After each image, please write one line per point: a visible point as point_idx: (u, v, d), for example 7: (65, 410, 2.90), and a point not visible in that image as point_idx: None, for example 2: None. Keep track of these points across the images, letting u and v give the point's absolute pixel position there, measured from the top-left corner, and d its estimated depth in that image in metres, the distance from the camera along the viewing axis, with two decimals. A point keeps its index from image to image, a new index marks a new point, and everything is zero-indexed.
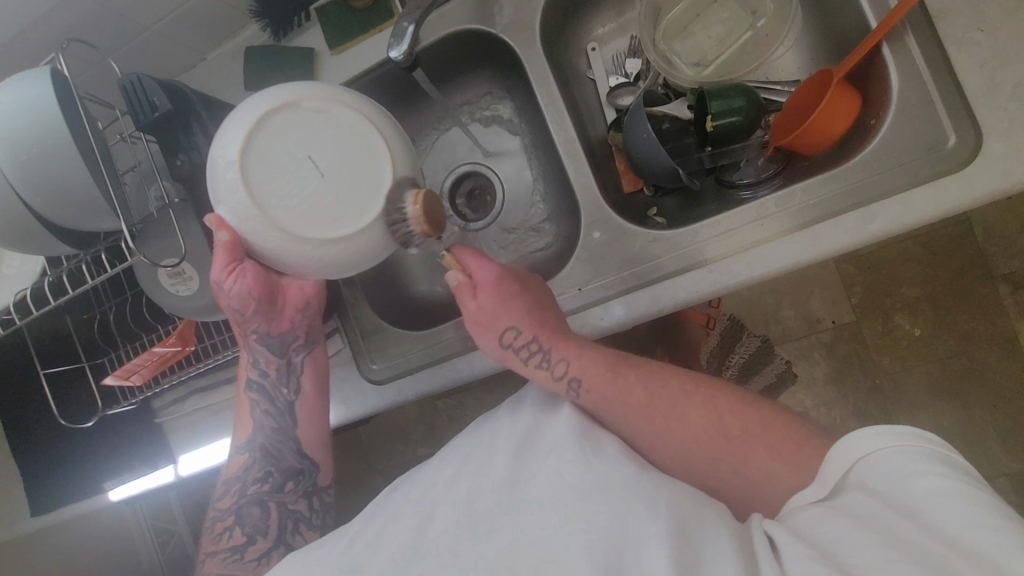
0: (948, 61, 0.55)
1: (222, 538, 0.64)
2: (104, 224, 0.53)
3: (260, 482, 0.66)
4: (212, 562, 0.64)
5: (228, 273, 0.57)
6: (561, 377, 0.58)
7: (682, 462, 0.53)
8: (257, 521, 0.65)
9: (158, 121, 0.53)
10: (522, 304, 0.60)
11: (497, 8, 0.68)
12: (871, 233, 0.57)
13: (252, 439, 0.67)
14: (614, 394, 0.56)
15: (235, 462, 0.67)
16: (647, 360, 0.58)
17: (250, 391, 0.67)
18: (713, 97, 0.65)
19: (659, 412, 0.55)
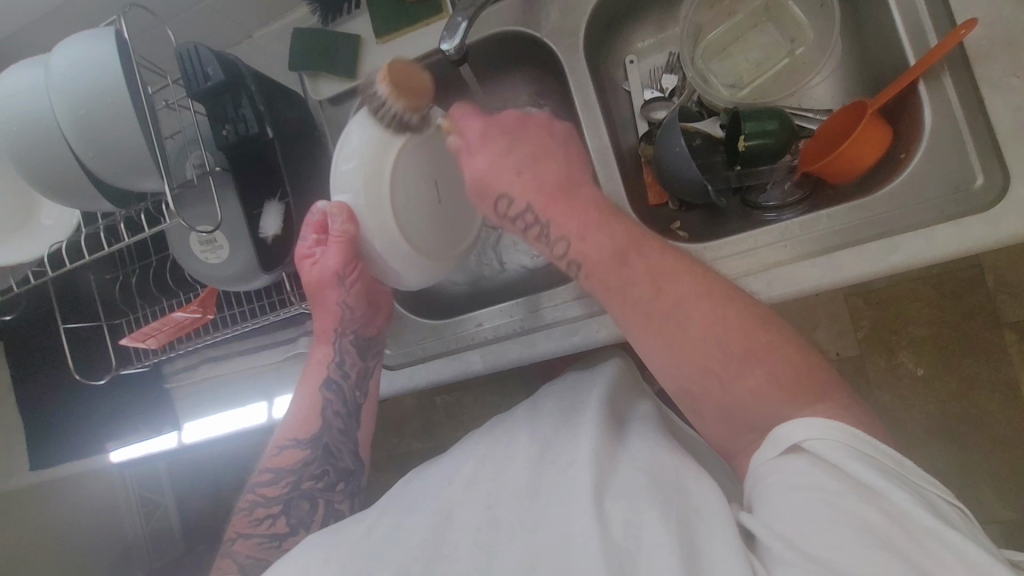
0: (983, 103, 0.56)
1: (262, 524, 0.65)
2: (147, 184, 0.54)
3: (315, 478, 0.67)
4: (244, 543, 0.64)
5: (344, 267, 0.63)
6: (562, 256, 0.55)
7: (672, 364, 0.50)
8: (303, 514, 0.66)
9: (210, 89, 0.55)
10: (520, 152, 0.56)
11: (543, 13, 0.70)
12: (893, 262, 0.58)
13: (315, 436, 0.67)
14: (619, 284, 0.51)
15: (293, 453, 0.67)
16: (661, 246, 0.52)
17: (327, 390, 0.68)
18: (747, 118, 0.66)
19: (663, 316, 0.49)
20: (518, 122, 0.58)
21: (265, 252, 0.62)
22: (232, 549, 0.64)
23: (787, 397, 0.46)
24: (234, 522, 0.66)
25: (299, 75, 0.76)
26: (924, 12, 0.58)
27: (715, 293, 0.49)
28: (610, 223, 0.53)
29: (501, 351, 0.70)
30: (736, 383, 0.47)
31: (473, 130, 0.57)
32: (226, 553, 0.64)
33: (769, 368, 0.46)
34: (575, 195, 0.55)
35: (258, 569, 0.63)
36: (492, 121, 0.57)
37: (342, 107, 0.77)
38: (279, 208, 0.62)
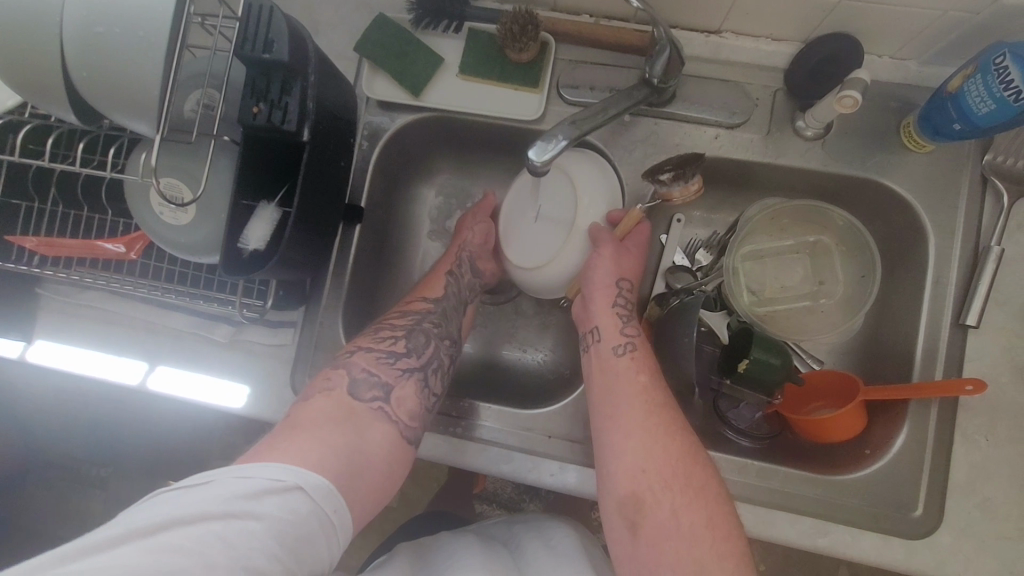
0: (951, 446, 0.60)
1: (384, 342, 0.63)
2: (137, 126, 0.44)
3: (434, 322, 0.67)
4: (365, 356, 0.61)
5: (480, 214, 0.74)
6: (626, 335, 0.62)
7: (633, 472, 0.55)
8: (419, 343, 0.64)
9: (263, 62, 0.46)
10: (627, 279, 0.63)
11: (629, 145, 0.67)
12: (817, 544, 0.60)
13: (439, 299, 0.69)
14: (632, 393, 0.58)
15: (420, 306, 0.68)
16: (683, 427, 0.57)
17: (447, 275, 0.71)
18: (758, 344, 0.65)
19: (655, 433, 0.56)
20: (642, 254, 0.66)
21: (234, 263, 0.51)
22: (348, 360, 0.60)
23: (714, 558, 0.51)
24: (351, 342, 0.63)
25: (360, 57, 0.68)
26: (943, 342, 0.61)
27: (683, 434, 0.56)
28: (654, 376, 0.60)
29: (431, 442, 0.66)
30: (674, 515, 0.53)
31: (635, 243, 0.66)
32: (341, 364, 0.60)
33: (707, 509, 0.53)
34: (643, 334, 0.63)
35: (369, 384, 0.59)
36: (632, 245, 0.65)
37: (390, 115, 0.69)
38: (274, 216, 0.52)
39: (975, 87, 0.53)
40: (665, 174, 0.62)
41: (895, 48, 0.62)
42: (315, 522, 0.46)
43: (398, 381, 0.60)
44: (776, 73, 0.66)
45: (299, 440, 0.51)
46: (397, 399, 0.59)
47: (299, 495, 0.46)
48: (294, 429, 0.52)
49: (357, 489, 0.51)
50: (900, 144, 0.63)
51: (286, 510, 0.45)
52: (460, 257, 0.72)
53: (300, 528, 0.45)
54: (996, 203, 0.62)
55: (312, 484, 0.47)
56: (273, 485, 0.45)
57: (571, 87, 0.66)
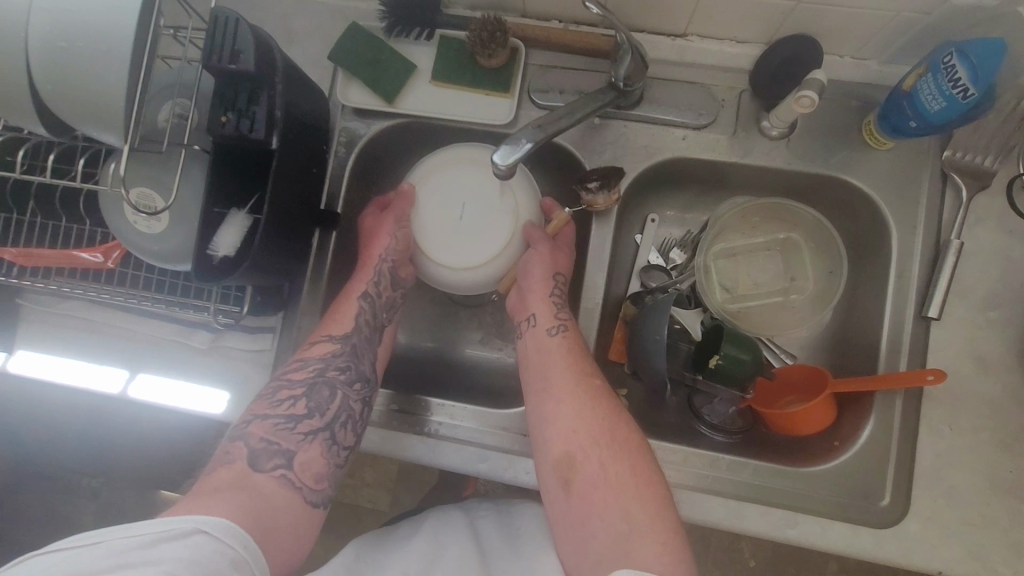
0: (916, 436, 0.61)
1: (282, 405, 0.60)
2: (105, 138, 0.45)
3: (338, 370, 0.64)
4: (261, 424, 0.58)
5: (393, 221, 0.67)
6: (559, 317, 0.65)
7: (564, 435, 0.58)
8: (322, 399, 0.62)
9: (230, 73, 0.47)
10: (561, 267, 0.66)
11: (599, 147, 0.68)
12: (788, 535, 0.61)
13: (348, 334, 0.66)
14: (562, 366, 0.62)
15: (324, 348, 0.65)
16: (607, 395, 0.61)
17: (360, 301, 0.67)
18: (727, 339, 0.67)
19: (584, 399, 0.60)
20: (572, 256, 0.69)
21: (204, 270, 0.51)
22: (245, 431, 0.58)
23: (640, 505, 0.53)
24: (250, 406, 0.61)
25: (334, 65, 0.69)
26: (907, 334, 0.63)
27: (609, 400, 0.60)
28: (583, 352, 0.63)
29: (407, 443, 0.66)
30: (602, 468, 0.56)
31: (566, 241, 0.69)
32: (236, 436, 0.57)
33: (632, 462, 0.56)
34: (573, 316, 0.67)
35: (269, 454, 0.57)
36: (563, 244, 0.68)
37: (364, 121, 0.70)
38: (243, 224, 0.52)
39: (927, 86, 0.54)
40: (591, 180, 0.65)
41: (855, 49, 0.64)
42: (227, 559, 0.45)
43: (301, 445, 0.59)
44: (742, 74, 0.67)
45: (200, 502, 0.49)
46: (302, 464, 0.58)
47: (201, 538, 0.45)
48: (197, 496, 0.51)
49: (273, 546, 0.51)
50: (862, 143, 0.65)
51: (190, 551, 0.43)
52: (379, 271, 0.68)
53: (211, 564, 0.43)
54: (955, 198, 0.63)
55: (210, 524, 0.46)
56: (169, 532, 0.44)
57: (541, 92, 0.67)
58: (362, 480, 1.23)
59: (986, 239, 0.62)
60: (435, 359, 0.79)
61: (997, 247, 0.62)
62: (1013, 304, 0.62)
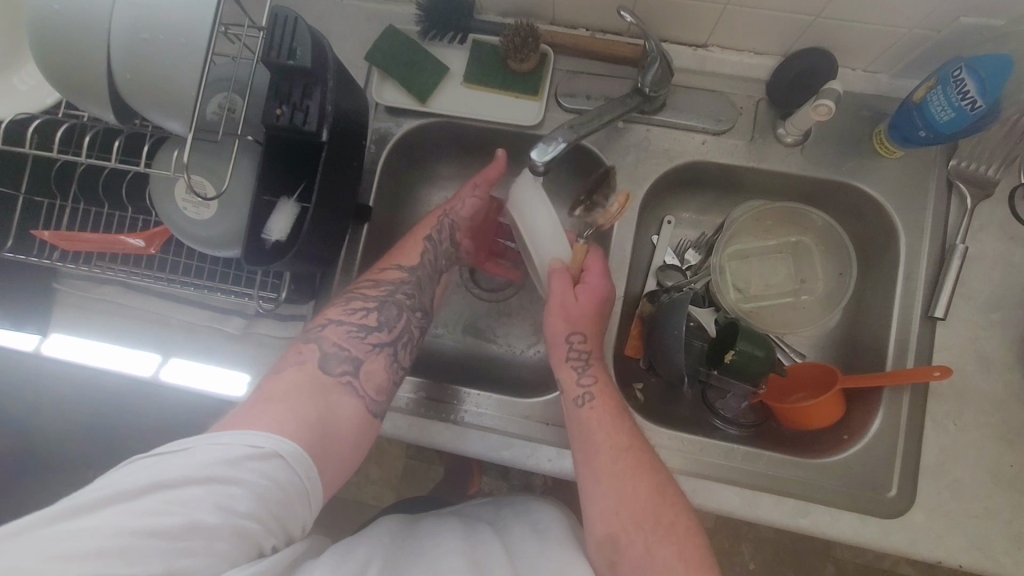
0: (922, 430, 0.64)
1: (356, 315, 0.63)
2: (171, 124, 0.47)
3: (407, 294, 0.67)
4: (335, 329, 0.61)
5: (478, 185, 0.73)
6: (583, 385, 0.64)
7: (606, 515, 0.57)
8: (391, 316, 0.65)
9: (288, 68, 0.50)
10: (582, 326, 0.65)
11: (622, 150, 0.72)
12: (799, 523, 0.64)
13: (415, 267, 0.69)
14: (593, 441, 0.60)
15: (393, 275, 0.68)
16: (645, 464, 0.59)
17: (426, 242, 0.71)
18: (744, 337, 0.69)
19: (620, 476, 0.58)
20: (599, 293, 0.65)
21: (256, 252, 0.55)
22: (319, 333, 0.61)
23: None
24: (323, 312, 0.64)
25: (370, 65, 0.72)
26: (913, 333, 0.66)
27: (650, 473, 0.58)
28: (616, 419, 0.62)
29: (432, 430, 0.69)
30: (648, 552, 0.55)
31: (588, 287, 0.65)
32: (311, 336, 0.60)
33: (677, 544, 0.55)
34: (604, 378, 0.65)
35: (338, 359, 0.59)
36: (585, 291, 0.65)
37: (397, 120, 0.74)
38: (294, 210, 0.56)
39: (937, 97, 0.58)
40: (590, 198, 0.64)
41: (867, 62, 0.67)
42: (295, 489, 0.49)
43: (368, 355, 0.61)
44: (759, 84, 0.71)
45: (274, 407, 0.52)
46: (366, 372, 0.60)
47: (278, 463, 0.48)
48: (267, 398, 0.53)
49: (329, 459, 0.53)
50: (873, 151, 0.68)
51: (267, 475, 0.47)
52: (443, 222, 0.73)
53: (280, 494, 0.47)
54: (961, 205, 0.67)
55: (289, 451, 0.49)
56: (254, 451, 0.47)
57: (568, 96, 0.71)
58: (370, 475, 1.25)
59: (990, 244, 0.66)
60: (455, 351, 0.81)
61: (999, 252, 0.66)
62: (1014, 306, 0.65)
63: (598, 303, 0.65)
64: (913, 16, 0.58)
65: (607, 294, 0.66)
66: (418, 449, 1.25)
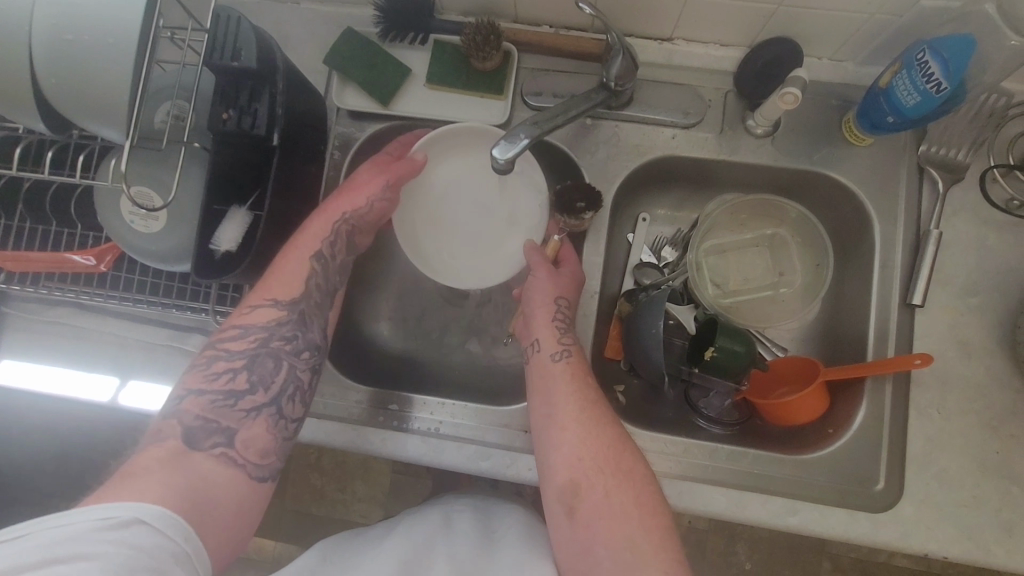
0: (907, 421, 0.63)
1: (219, 380, 0.57)
2: (107, 133, 0.45)
3: (285, 339, 0.60)
4: (197, 399, 0.55)
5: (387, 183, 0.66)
6: (561, 345, 0.64)
7: (567, 461, 0.57)
8: (266, 371, 0.59)
9: (232, 70, 0.48)
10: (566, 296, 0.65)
11: (591, 147, 0.70)
12: (789, 523, 0.62)
13: (295, 299, 0.61)
14: (560, 391, 0.61)
15: (267, 314, 0.60)
16: (608, 421, 0.59)
17: (313, 262, 0.63)
18: (723, 332, 0.67)
19: (586, 428, 0.59)
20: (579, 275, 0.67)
21: (207, 264, 0.52)
22: (179, 407, 0.55)
23: (646, 546, 0.53)
24: (182, 382, 0.57)
25: (328, 69, 0.70)
26: (893, 322, 0.65)
27: (609, 423, 0.59)
28: (581, 378, 0.62)
29: (406, 442, 0.66)
30: (606, 497, 0.55)
31: (569, 266, 0.67)
32: (170, 414, 0.54)
33: (636, 489, 0.56)
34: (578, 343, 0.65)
35: (206, 432, 0.54)
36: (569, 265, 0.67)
37: (359, 125, 0.72)
38: (246, 219, 0.53)
39: (902, 82, 0.57)
40: (580, 202, 0.65)
41: (833, 50, 0.67)
42: (167, 554, 0.45)
43: (242, 422, 0.56)
44: (726, 76, 0.70)
45: (126, 486, 0.48)
46: (243, 442, 0.56)
47: (143, 530, 0.45)
48: (123, 479, 0.49)
49: (211, 523, 0.50)
50: (843, 140, 0.68)
51: (126, 545, 0.43)
52: (342, 226, 0.65)
53: (149, 559, 0.44)
54: (933, 190, 0.66)
55: (153, 515, 0.46)
56: (107, 522, 0.43)
57: (534, 94, 0.69)
58: (354, 492, 1.21)
59: (963, 229, 0.65)
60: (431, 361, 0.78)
61: (974, 237, 0.65)
62: (992, 290, 0.64)
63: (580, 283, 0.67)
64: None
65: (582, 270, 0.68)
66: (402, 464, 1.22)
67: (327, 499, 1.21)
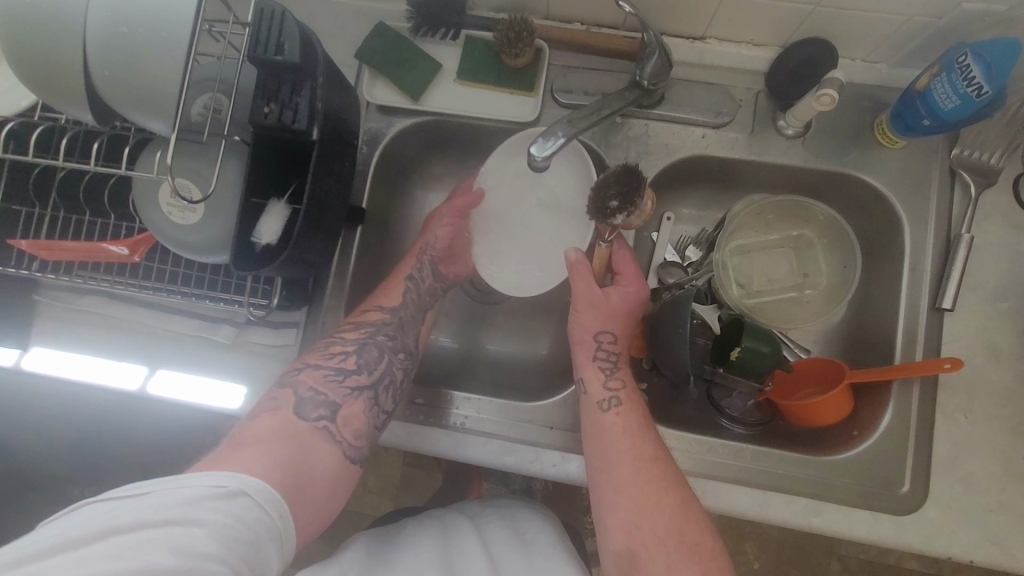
0: (933, 424, 0.63)
1: (334, 358, 0.62)
2: (154, 125, 0.45)
3: (388, 337, 0.67)
4: (312, 372, 0.60)
5: (451, 215, 0.73)
6: (611, 389, 0.64)
7: (625, 528, 0.58)
8: (370, 358, 0.64)
9: (275, 63, 0.48)
10: (615, 327, 0.66)
11: (621, 145, 0.70)
12: (813, 524, 0.62)
13: (395, 307, 0.69)
14: (613, 445, 0.60)
15: (374, 316, 0.68)
16: (671, 485, 0.58)
17: (406, 281, 0.72)
18: (748, 333, 0.67)
19: (644, 491, 0.58)
20: (630, 305, 0.65)
21: (247, 256, 0.53)
22: (295, 377, 0.60)
23: None
24: (303, 357, 0.63)
25: (359, 63, 0.70)
26: (921, 326, 0.65)
27: (673, 488, 0.58)
28: (640, 432, 0.61)
29: (433, 437, 0.66)
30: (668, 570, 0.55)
31: (620, 289, 0.65)
32: (286, 382, 0.59)
33: (699, 556, 0.55)
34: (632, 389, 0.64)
35: (314, 403, 0.59)
36: (620, 293, 0.65)
37: (388, 120, 0.72)
38: (284, 214, 0.54)
39: (941, 85, 0.57)
40: (614, 201, 0.60)
41: (867, 51, 0.66)
42: (263, 528, 0.47)
43: (346, 400, 0.61)
44: (758, 76, 0.70)
45: (242, 453, 0.51)
46: (343, 419, 0.60)
47: (244, 502, 0.46)
48: (241, 444, 0.52)
49: (303, 509, 0.52)
50: (875, 142, 0.67)
51: (231, 514, 0.45)
52: (422, 258, 0.73)
53: (246, 534, 0.45)
54: (965, 194, 0.66)
55: (254, 488, 0.48)
56: (216, 491, 0.45)
57: (565, 91, 0.69)
58: (367, 484, 1.22)
59: (994, 233, 0.65)
60: (454, 357, 0.79)
61: (1005, 242, 0.65)
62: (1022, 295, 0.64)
63: (637, 302, 0.65)
64: (917, 2, 0.57)
65: (643, 291, 0.65)
66: (415, 457, 1.23)
67: None
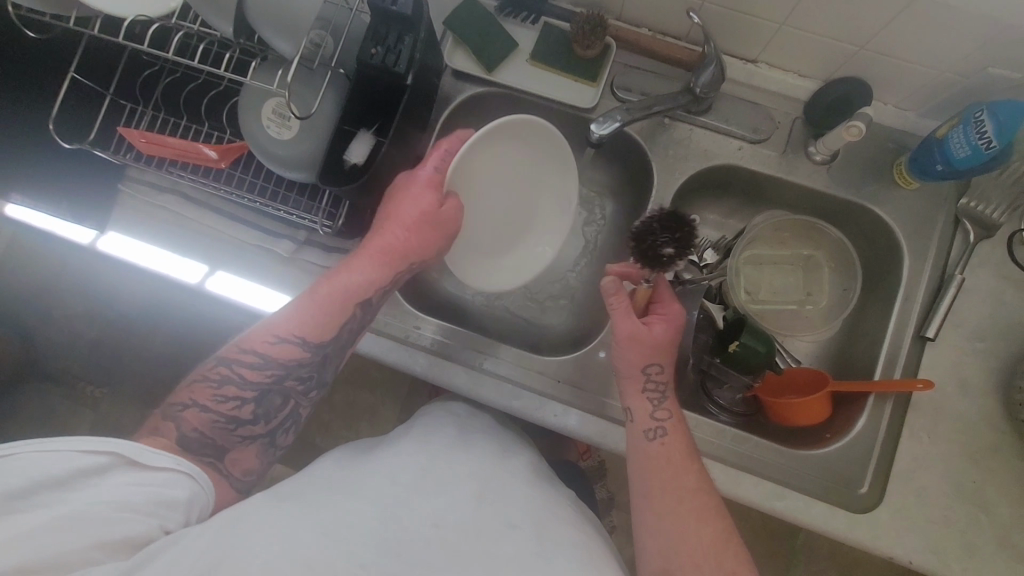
0: (898, 437, 0.70)
1: (225, 404, 0.59)
2: (281, 45, 0.57)
3: (299, 380, 0.62)
4: (196, 415, 0.57)
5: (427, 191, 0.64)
6: (658, 419, 0.66)
7: (662, 548, 0.60)
8: (272, 407, 0.61)
9: (390, 12, 0.56)
10: (660, 359, 0.67)
11: (665, 144, 0.78)
12: (775, 506, 0.69)
13: (324, 342, 0.62)
14: (661, 472, 0.63)
15: (291, 352, 0.61)
16: (714, 510, 0.61)
17: (357, 308, 0.64)
18: (749, 330, 0.74)
19: (683, 517, 0.60)
20: (673, 333, 0.67)
21: (335, 174, 0.61)
22: (180, 415, 0.57)
23: None
24: (189, 389, 0.59)
25: (446, 29, 0.78)
26: (903, 350, 0.72)
27: (712, 518, 0.60)
28: (688, 463, 0.64)
29: (451, 371, 0.74)
30: None
31: (661, 317, 0.67)
32: (169, 415, 0.57)
33: None
34: (679, 424, 0.66)
35: (202, 449, 0.57)
36: (663, 328, 0.67)
37: (461, 85, 0.79)
38: (371, 141, 0.61)
39: (957, 135, 0.64)
40: (670, 248, 0.63)
41: (899, 98, 0.74)
42: (155, 481, 0.51)
43: (235, 447, 0.59)
44: (797, 104, 0.77)
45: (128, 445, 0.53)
46: (233, 460, 0.59)
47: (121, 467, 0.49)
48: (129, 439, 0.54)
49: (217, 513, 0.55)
50: (892, 180, 0.75)
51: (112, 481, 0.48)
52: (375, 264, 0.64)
53: (133, 491, 0.49)
54: (964, 240, 0.73)
55: (132, 453, 0.50)
56: (88, 460, 0.48)
57: (623, 88, 0.77)
58: (361, 431, 1.29)
59: (984, 279, 0.72)
60: (477, 311, 0.86)
61: (992, 289, 0.72)
62: (999, 338, 0.71)
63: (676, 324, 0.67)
64: (949, 59, 0.64)
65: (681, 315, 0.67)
66: (410, 414, 1.30)
67: (336, 431, 1.29)
